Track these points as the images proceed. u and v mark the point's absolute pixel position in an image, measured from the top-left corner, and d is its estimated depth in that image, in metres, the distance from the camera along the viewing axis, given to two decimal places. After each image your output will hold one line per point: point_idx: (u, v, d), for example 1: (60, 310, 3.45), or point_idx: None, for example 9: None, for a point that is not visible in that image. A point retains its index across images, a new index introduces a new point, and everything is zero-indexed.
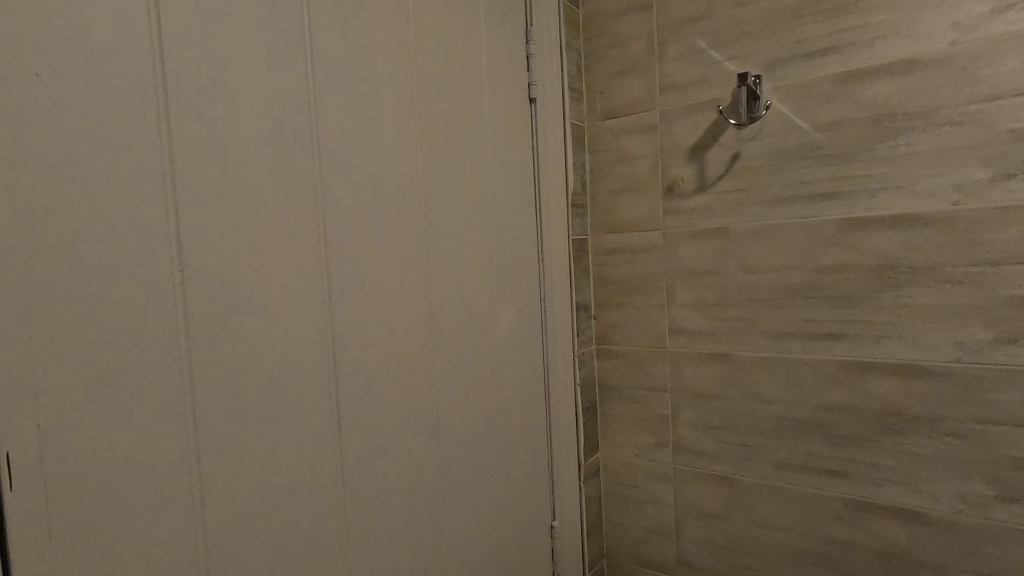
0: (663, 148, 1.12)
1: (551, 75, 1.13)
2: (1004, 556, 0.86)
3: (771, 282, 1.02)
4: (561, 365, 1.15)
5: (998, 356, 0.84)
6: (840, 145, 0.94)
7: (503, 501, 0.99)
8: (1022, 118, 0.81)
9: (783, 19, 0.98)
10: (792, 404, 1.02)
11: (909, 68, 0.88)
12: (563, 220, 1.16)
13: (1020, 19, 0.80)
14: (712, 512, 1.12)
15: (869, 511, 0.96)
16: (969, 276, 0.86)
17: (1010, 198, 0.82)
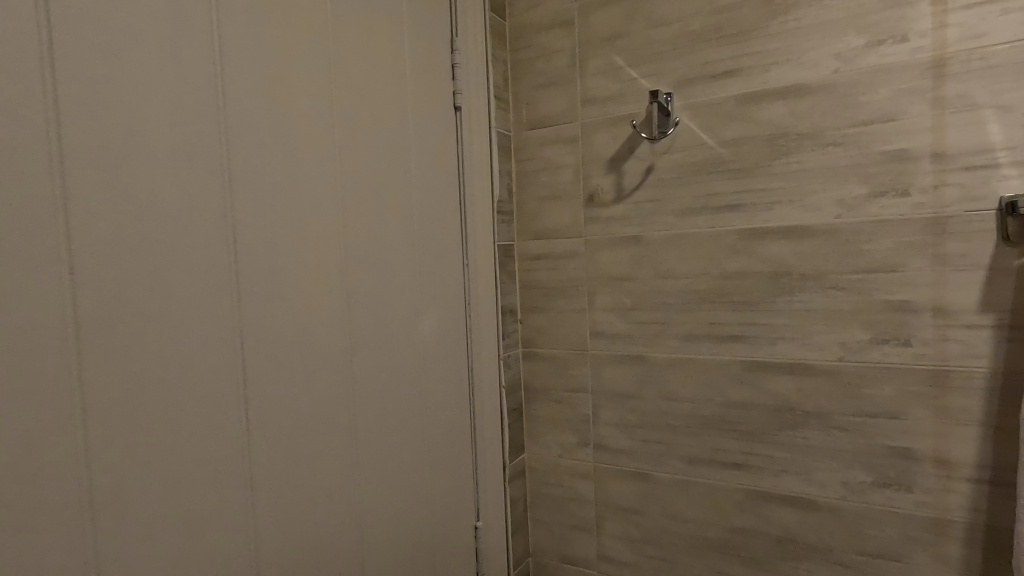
0: (585, 159, 1.17)
1: (476, 84, 1.15)
2: (880, 536, 0.95)
3: (682, 287, 1.08)
4: (486, 369, 1.17)
5: (874, 355, 0.94)
6: (742, 161, 1.02)
7: (425, 502, 1.00)
8: (891, 142, 0.90)
9: (692, 42, 1.05)
10: (701, 401, 1.08)
11: (799, 93, 0.96)
12: (489, 226, 1.18)
13: (890, 53, 0.90)
14: (630, 507, 1.17)
15: (768, 500, 1.03)
16: (850, 283, 0.94)
17: (882, 213, 0.91)
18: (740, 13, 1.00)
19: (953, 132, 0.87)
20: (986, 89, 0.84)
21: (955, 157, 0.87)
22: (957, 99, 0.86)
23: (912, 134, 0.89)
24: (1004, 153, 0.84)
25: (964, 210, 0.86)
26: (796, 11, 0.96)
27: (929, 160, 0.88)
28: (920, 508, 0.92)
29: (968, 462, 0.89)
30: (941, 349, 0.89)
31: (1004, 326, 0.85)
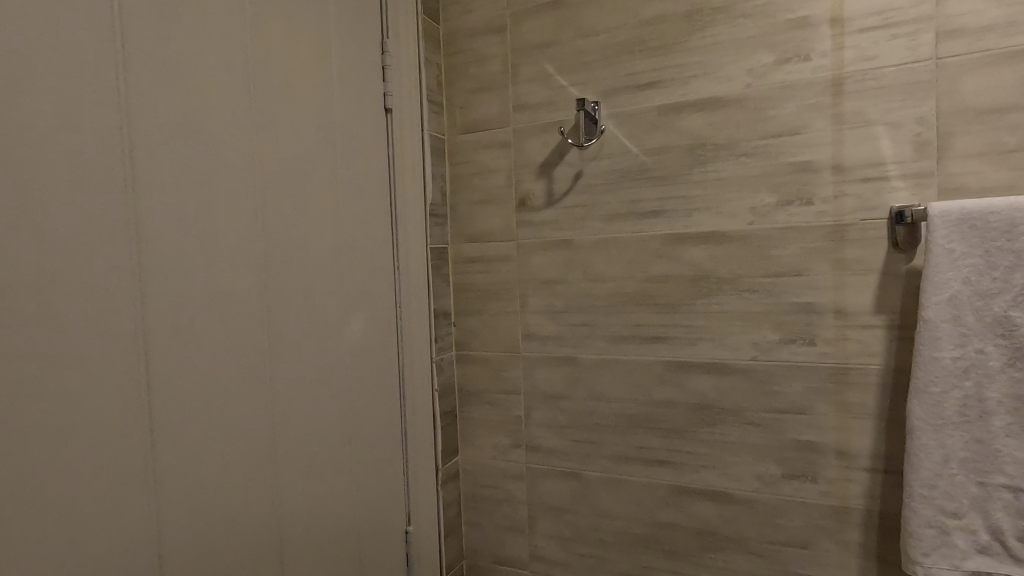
0: (517, 163, 1.19)
1: (408, 87, 1.15)
2: (789, 525, 1.01)
3: (609, 290, 1.12)
4: (418, 372, 1.17)
5: (783, 354, 0.99)
6: (664, 168, 1.06)
7: (351, 508, 0.99)
8: (797, 154, 0.96)
9: (617, 53, 1.08)
10: (627, 401, 1.12)
11: (715, 105, 1.01)
12: (422, 229, 1.18)
13: (796, 71, 0.96)
14: (561, 506, 1.19)
15: (689, 494, 1.08)
16: (762, 286, 1.00)
17: (790, 220, 0.97)
18: (661, 28, 1.04)
19: (851, 146, 0.93)
20: (878, 107, 0.91)
21: (852, 170, 0.93)
22: (854, 116, 0.92)
23: (815, 147, 0.95)
24: (894, 167, 0.90)
25: (860, 218, 0.93)
26: (712, 27, 1.01)
27: (830, 171, 0.94)
28: (825, 497, 0.98)
29: (865, 453, 0.95)
30: (842, 348, 0.95)
31: (895, 326, 0.92)
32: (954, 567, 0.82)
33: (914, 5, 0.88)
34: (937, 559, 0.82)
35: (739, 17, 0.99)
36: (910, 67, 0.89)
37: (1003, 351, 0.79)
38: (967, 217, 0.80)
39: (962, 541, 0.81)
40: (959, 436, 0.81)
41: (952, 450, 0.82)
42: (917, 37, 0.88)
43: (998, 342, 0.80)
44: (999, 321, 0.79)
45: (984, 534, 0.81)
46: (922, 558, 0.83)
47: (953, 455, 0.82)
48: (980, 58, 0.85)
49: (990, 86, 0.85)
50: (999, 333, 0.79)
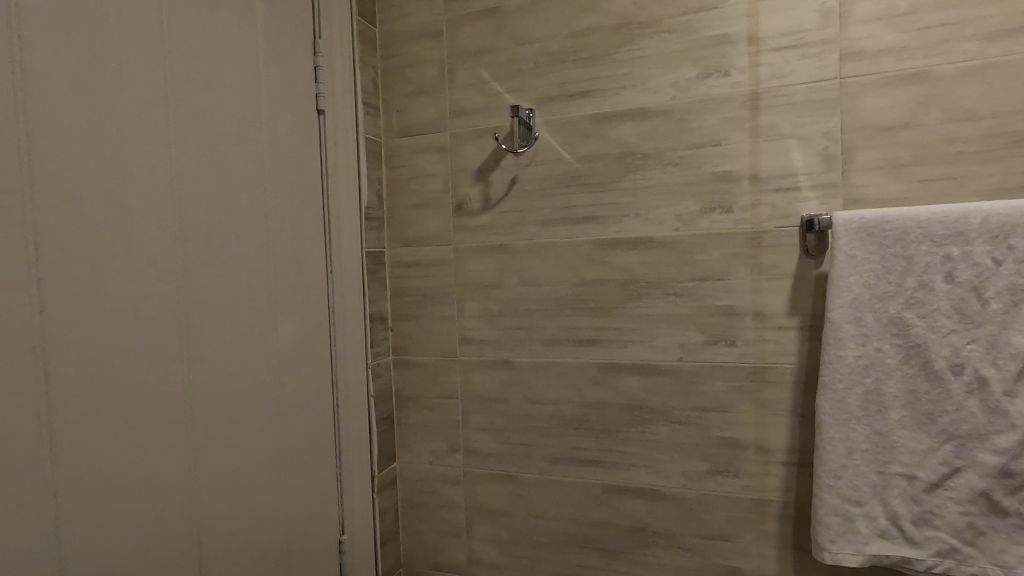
0: (454, 168, 1.19)
1: (342, 89, 1.13)
2: (714, 519, 1.05)
3: (544, 294, 1.14)
4: (352, 378, 1.15)
5: (707, 355, 1.04)
6: (596, 176, 1.09)
7: (278, 518, 0.96)
8: (718, 164, 1.01)
9: (551, 62, 1.11)
10: (561, 403, 1.14)
11: (643, 115, 1.05)
12: (356, 233, 1.17)
13: (717, 85, 1.01)
14: (498, 509, 1.20)
15: (621, 493, 1.10)
16: (687, 290, 1.04)
17: (712, 227, 1.02)
18: (592, 39, 1.08)
19: (766, 158, 0.98)
20: (791, 122, 0.97)
21: (768, 180, 0.98)
22: (769, 129, 0.98)
23: (735, 157, 1.00)
24: (805, 178, 0.96)
25: (775, 226, 0.98)
26: (640, 41, 1.05)
27: (748, 181, 1.00)
28: (746, 491, 1.03)
29: (782, 448, 1.00)
30: (760, 348, 1.00)
31: (807, 327, 0.98)
32: (857, 552, 0.87)
33: (821, 28, 0.94)
34: (842, 545, 0.88)
35: (664, 32, 1.03)
36: (817, 85, 0.95)
37: (898, 350, 0.86)
38: (866, 225, 0.87)
39: (864, 526, 0.87)
40: (861, 429, 0.88)
41: (855, 442, 0.88)
42: (823, 57, 0.94)
43: (893, 341, 0.86)
44: (894, 322, 0.86)
45: (883, 520, 0.87)
46: (829, 544, 0.88)
47: (856, 447, 0.88)
48: (879, 79, 0.92)
49: (887, 105, 0.92)
50: (894, 333, 0.86)
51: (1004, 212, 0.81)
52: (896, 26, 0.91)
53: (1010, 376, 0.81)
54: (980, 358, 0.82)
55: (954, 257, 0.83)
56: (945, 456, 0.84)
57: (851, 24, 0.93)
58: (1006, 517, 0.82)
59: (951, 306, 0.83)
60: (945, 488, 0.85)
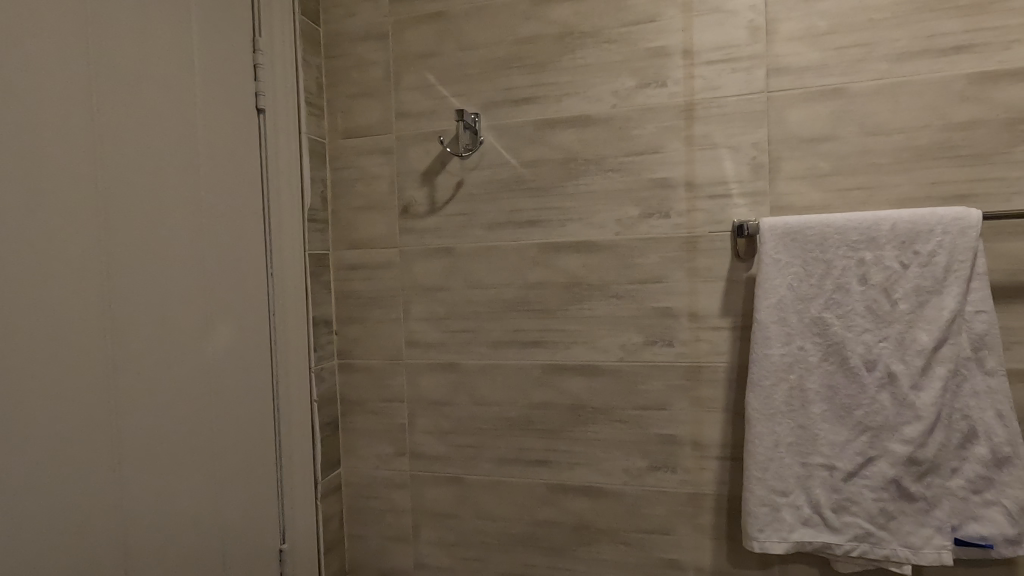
0: (399, 171, 1.19)
1: (283, 88, 1.11)
2: (653, 514, 1.08)
3: (489, 296, 1.15)
4: (294, 383, 1.13)
5: (646, 355, 1.07)
6: (540, 180, 1.11)
7: (213, 528, 0.93)
8: (656, 171, 1.05)
9: (496, 68, 1.12)
10: (507, 404, 1.15)
11: (585, 123, 1.08)
12: (298, 235, 1.15)
13: (654, 95, 1.04)
14: (444, 511, 1.20)
15: (565, 491, 1.13)
16: (628, 292, 1.07)
17: (650, 231, 1.06)
18: (537, 47, 1.10)
19: (701, 165, 1.03)
20: (723, 132, 1.02)
21: (702, 187, 1.03)
22: (703, 138, 1.03)
23: (672, 165, 1.04)
24: (736, 186, 1.01)
25: (709, 230, 1.03)
26: (582, 50, 1.07)
27: (684, 188, 1.04)
28: (683, 485, 1.07)
29: (716, 443, 1.05)
30: (696, 348, 1.05)
31: (739, 327, 1.02)
32: (783, 539, 0.92)
33: (749, 44, 1.00)
34: (769, 533, 0.93)
35: (605, 42, 1.06)
36: (747, 98, 1.00)
37: (819, 348, 0.92)
38: (790, 230, 0.92)
39: (789, 515, 0.93)
40: (786, 423, 0.93)
41: (781, 435, 0.93)
42: (752, 71, 1.00)
43: (815, 340, 0.92)
44: (815, 321, 0.92)
45: (806, 508, 0.92)
46: (758, 533, 0.93)
47: (781, 440, 0.93)
48: (801, 95, 0.98)
49: (809, 118, 0.98)
50: (816, 332, 0.92)
51: (910, 220, 0.88)
52: (817, 45, 0.97)
53: (916, 370, 0.88)
54: (891, 355, 0.89)
55: (867, 261, 0.89)
56: (860, 446, 0.90)
57: (776, 41, 0.99)
58: (914, 502, 0.89)
59: (865, 306, 0.90)
60: (861, 477, 0.91)
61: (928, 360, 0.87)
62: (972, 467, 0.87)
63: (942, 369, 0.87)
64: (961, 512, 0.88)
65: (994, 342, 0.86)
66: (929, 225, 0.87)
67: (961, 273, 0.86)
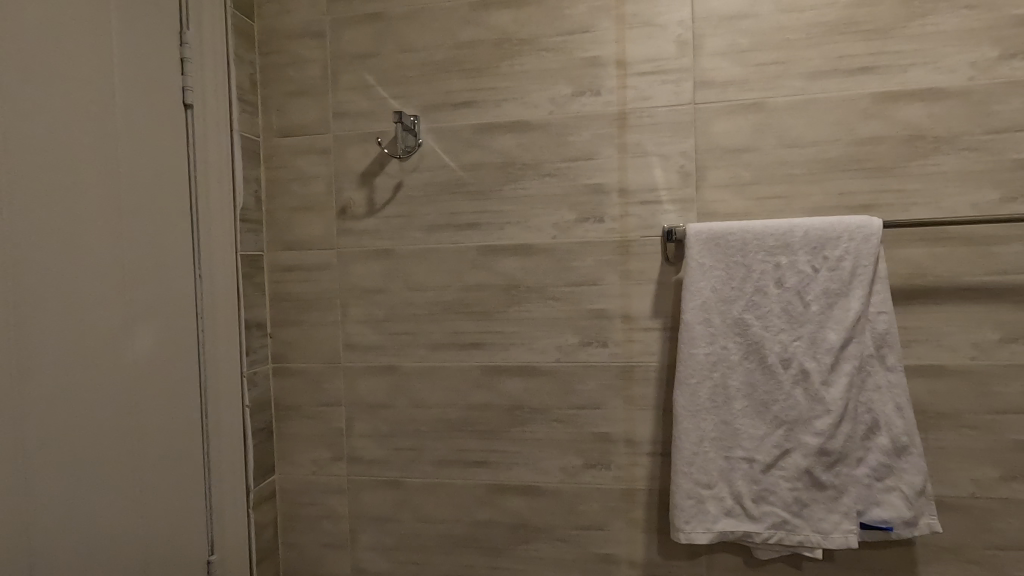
0: (337, 171, 1.17)
1: (213, 83, 1.08)
2: (589, 510, 1.11)
3: (429, 298, 1.15)
4: (224, 389, 1.09)
5: (582, 356, 1.10)
6: (479, 183, 1.12)
7: (135, 541, 0.89)
8: (591, 177, 1.08)
9: (435, 71, 1.12)
10: (446, 406, 1.15)
11: (523, 128, 1.10)
12: (229, 235, 1.11)
13: (589, 103, 1.08)
14: (383, 515, 1.19)
15: (504, 491, 1.14)
16: (564, 294, 1.10)
17: (586, 235, 1.09)
18: (476, 52, 1.11)
19: (633, 172, 1.07)
20: (653, 141, 1.06)
21: (635, 193, 1.07)
22: (635, 146, 1.06)
23: (606, 171, 1.08)
24: (666, 193, 1.06)
25: (641, 235, 1.07)
26: (520, 57, 1.09)
27: (617, 194, 1.07)
28: (617, 482, 1.10)
29: (648, 440, 1.09)
30: (629, 348, 1.08)
31: (668, 329, 1.07)
32: (707, 530, 0.97)
33: (678, 57, 1.04)
34: (695, 525, 0.97)
35: (542, 50, 1.09)
36: (676, 109, 1.05)
37: (740, 347, 0.97)
38: (713, 236, 0.97)
39: (713, 506, 0.98)
40: (710, 419, 0.98)
41: (705, 431, 0.98)
42: (680, 84, 1.04)
43: (736, 340, 0.97)
44: (736, 322, 0.97)
45: (729, 500, 0.97)
46: (684, 525, 0.97)
47: (706, 435, 0.98)
48: (726, 107, 1.03)
49: (732, 130, 1.03)
50: (737, 332, 0.97)
51: (821, 228, 0.94)
52: (740, 61, 1.02)
53: (826, 367, 0.94)
54: (804, 353, 0.95)
55: (783, 266, 0.95)
56: (777, 440, 0.96)
57: (703, 56, 1.04)
58: (825, 490, 0.95)
59: (781, 307, 0.95)
60: (778, 468, 0.96)
61: (836, 358, 0.94)
62: (874, 456, 0.95)
63: (849, 365, 0.94)
64: (865, 498, 0.95)
65: (893, 341, 0.94)
66: (837, 233, 0.93)
67: (865, 277, 0.93)
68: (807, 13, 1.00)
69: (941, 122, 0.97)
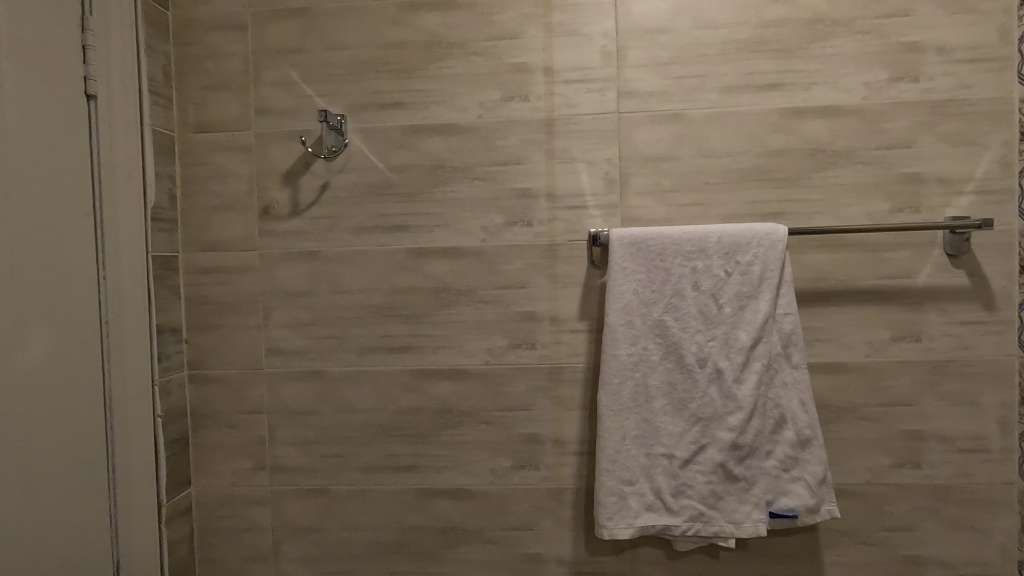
0: (259, 170, 1.13)
1: (120, 73, 1.01)
2: (518, 511, 1.12)
3: (356, 302, 1.13)
4: (132, 398, 1.02)
5: (510, 358, 1.11)
6: (408, 185, 1.11)
7: (28, 562, 0.82)
8: (520, 181, 1.10)
9: (363, 70, 1.11)
10: (375, 411, 1.13)
11: (453, 131, 1.10)
12: (139, 235, 1.05)
13: (517, 108, 1.09)
14: (308, 525, 1.15)
15: (433, 495, 1.13)
16: (493, 297, 1.11)
17: (515, 239, 1.10)
18: (405, 53, 1.10)
19: (560, 178, 1.09)
20: (579, 148, 1.09)
21: (562, 198, 1.09)
22: (562, 152, 1.09)
23: (534, 176, 1.09)
24: (592, 199, 1.09)
25: (568, 239, 1.09)
26: (449, 60, 1.09)
27: (545, 199, 1.09)
28: (546, 481, 1.12)
29: (575, 440, 1.11)
30: (557, 350, 1.10)
31: (594, 330, 1.10)
32: (629, 525, 1.00)
33: (603, 67, 1.08)
34: (618, 521, 1.01)
35: (471, 54, 1.09)
36: (601, 117, 1.08)
37: (659, 348, 1.01)
38: (635, 241, 1.01)
39: (635, 502, 1.01)
40: (632, 417, 1.01)
41: (627, 429, 1.01)
42: (605, 93, 1.08)
43: (656, 340, 1.01)
44: (656, 324, 1.01)
45: (650, 495, 1.01)
46: (607, 521, 1.00)
47: (628, 433, 1.01)
48: (648, 117, 1.07)
49: (654, 139, 1.07)
50: (657, 333, 1.01)
51: (733, 234, 0.99)
52: (660, 73, 1.07)
53: (738, 366, 0.99)
54: (718, 353, 1.00)
55: (699, 269, 1.00)
56: (694, 436, 1.01)
57: (626, 67, 1.07)
58: (738, 482, 1.00)
59: (697, 309, 1.00)
60: (695, 463, 1.01)
61: (747, 357, 0.99)
62: (782, 449, 1.01)
63: (758, 364, 0.99)
64: (774, 489, 1.00)
65: (798, 340, 1.00)
66: (747, 239, 0.99)
67: (772, 280, 0.99)
68: (722, 31, 1.06)
69: (840, 137, 1.05)
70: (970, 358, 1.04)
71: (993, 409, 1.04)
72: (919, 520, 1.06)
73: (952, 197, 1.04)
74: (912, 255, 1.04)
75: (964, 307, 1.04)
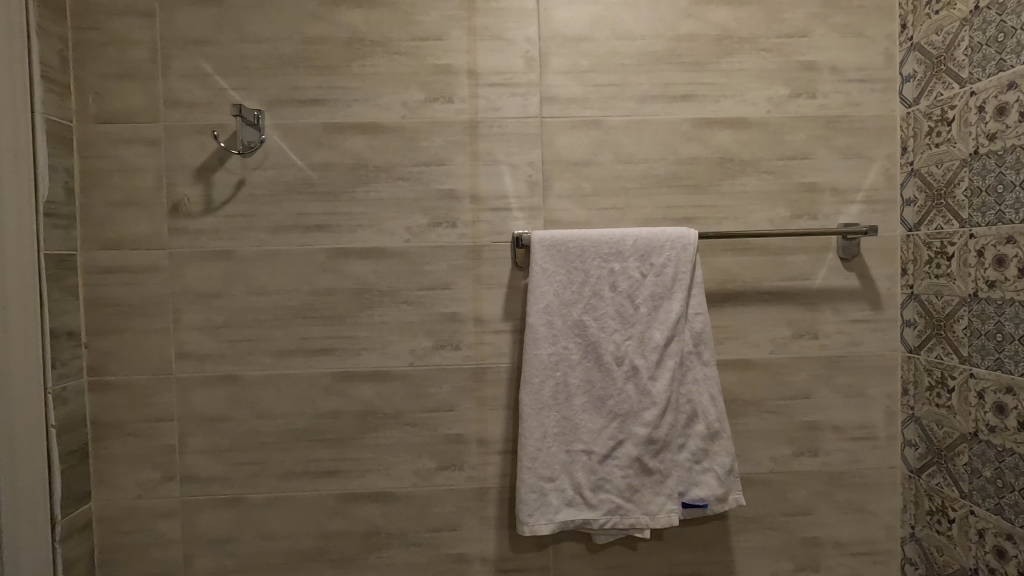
0: (168, 165, 1.07)
1: (4, 56, 0.94)
2: (442, 513, 1.12)
3: (274, 303, 1.09)
4: (16, 406, 0.95)
5: (434, 359, 1.11)
6: (329, 184, 1.09)
7: None
8: (444, 182, 1.10)
9: (281, 64, 1.07)
10: (293, 415, 1.10)
11: (375, 130, 1.09)
12: (27, 232, 0.97)
13: (441, 110, 1.09)
14: (221, 537, 1.10)
15: (355, 499, 1.11)
16: (417, 298, 1.10)
17: (438, 240, 1.10)
18: (325, 49, 1.08)
19: (483, 180, 1.10)
20: (503, 150, 1.10)
21: (486, 200, 1.10)
22: (485, 154, 1.10)
23: (458, 177, 1.10)
24: (515, 201, 1.10)
25: (492, 241, 1.10)
26: (372, 58, 1.08)
27: (469, 201, 1.10)
28: (469, 481, 1.12)
29: (499, 439, 1.12)
30: (480, 350, 1.11)
31: (517, 330, 1.11)
32: (549, 521, 1.03)
33: (526, 72, 1.10)
34: (538, 517, 1.03)
35: (394, 54, 1.08)
36: (524, 121, 1.10)
37: (578, 347, 1.04)
38: (555, 243, 1.03)
39: (555, 498, 1.03)
40: (552, 415, 1.04)
41: (548, 426, 1.03)
42: (527, 97, 1.10)
43: (575, 340, 1.04)
44: (575, 324, 1.04)
45: (569, 490, 1.04)
46: (528, 518, 1.02)
47: (549, 431, 1.04)
48: (569, 123, 1.10)
49: (575, 144, 1.10)
50: (576, 333, 1.04)
51: (647, 238, 1.04)
52: (580, 80, 1.10)
53: (652, 363, 1.04)
54: (634, 351, 1.04)
55: (616, 271, 1.04)
56: (612, 432, 1.04)
57: (548, 74, 1.10)
58: (653, 475, 1.04)
59: (614, 310, 1.04)
60: (612, 458, 1.04)
61: (661, 354, 1.04)
62: (693, 442, 1.06)
63: (671, 361, 1.04)
64: (686, 480, 1.06)
65: (707, 338, 1.06)
66: (660, 242, 1.04)
67: (683, 282, 1.04)
68: (639, 42, 1.10)
69: (746, 147, 1.11)
70: (859, 354, 1.13)
71: (880, 400, 1.14)
72: (817, 504, 1.14)
73: (844, 205, 1.12)
74: (809, 258, 1.12)
75: (855, 307, 1.13)
